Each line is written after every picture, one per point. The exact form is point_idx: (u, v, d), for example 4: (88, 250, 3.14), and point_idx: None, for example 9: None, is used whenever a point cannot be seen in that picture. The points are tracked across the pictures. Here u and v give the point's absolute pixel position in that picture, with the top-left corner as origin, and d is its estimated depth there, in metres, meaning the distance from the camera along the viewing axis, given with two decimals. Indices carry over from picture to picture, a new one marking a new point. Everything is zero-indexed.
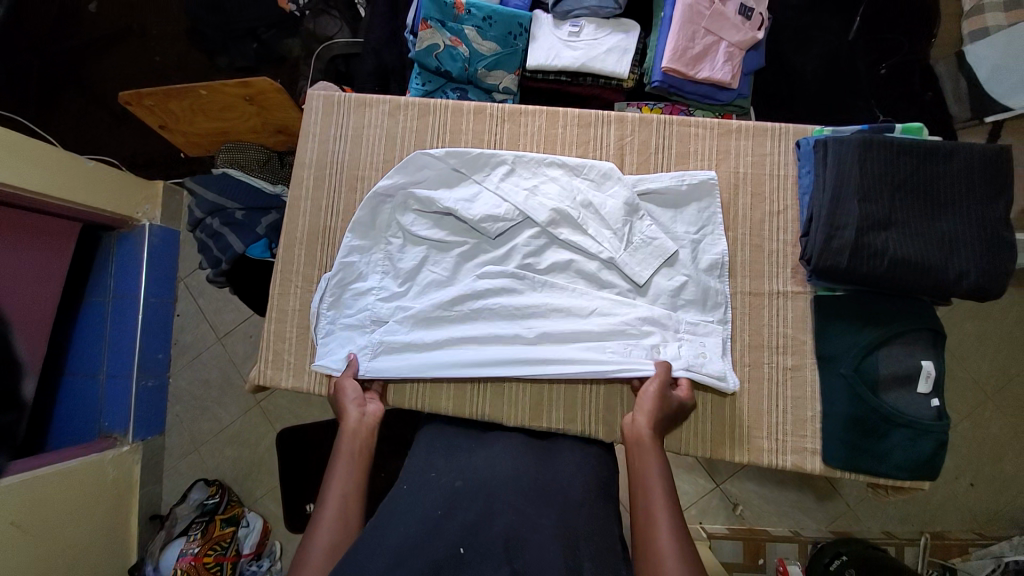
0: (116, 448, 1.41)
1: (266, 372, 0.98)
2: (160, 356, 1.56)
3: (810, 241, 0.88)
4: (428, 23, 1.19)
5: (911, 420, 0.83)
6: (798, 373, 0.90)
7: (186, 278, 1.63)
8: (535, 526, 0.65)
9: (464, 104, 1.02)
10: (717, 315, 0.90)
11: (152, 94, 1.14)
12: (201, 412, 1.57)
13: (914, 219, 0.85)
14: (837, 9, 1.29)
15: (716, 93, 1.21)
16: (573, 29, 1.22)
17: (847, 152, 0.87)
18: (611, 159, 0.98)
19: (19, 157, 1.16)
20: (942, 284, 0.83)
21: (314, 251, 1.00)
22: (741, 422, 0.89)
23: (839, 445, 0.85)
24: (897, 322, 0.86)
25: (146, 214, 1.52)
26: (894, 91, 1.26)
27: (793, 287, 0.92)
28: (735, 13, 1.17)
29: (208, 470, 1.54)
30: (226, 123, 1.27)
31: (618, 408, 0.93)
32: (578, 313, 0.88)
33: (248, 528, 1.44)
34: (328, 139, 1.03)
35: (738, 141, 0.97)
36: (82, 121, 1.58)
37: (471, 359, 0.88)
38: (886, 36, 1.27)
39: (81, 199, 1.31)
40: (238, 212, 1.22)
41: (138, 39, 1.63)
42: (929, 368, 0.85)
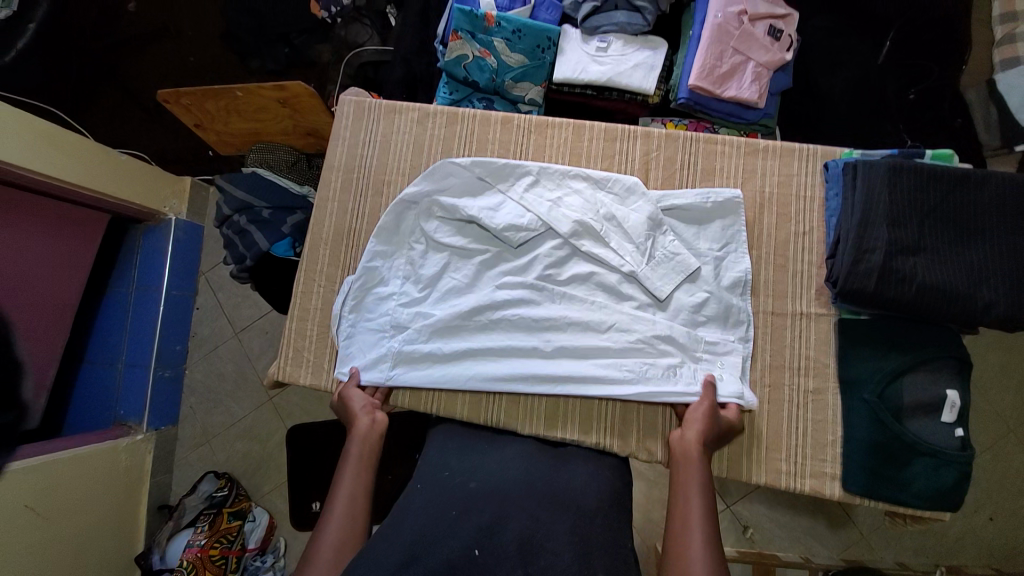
0: (129, 436, 1.43)
1: (286, 368, 0.99)
2: (178, 348, 1.58)
3: (836, 264, 0.87)
4: (459, 34, 1.21)
5: (934, 449, 0.81)
6: (819, 397, 0.89)
7: (208, 272, 1.66)
8: (549, 534, 0.66)
9: (493, 114, 1.04)
10: (739, 333, 0.90)
11: (190, 94, 1.17)
12: (214, 406, 1.59)
13: (943, 247, 0.84)
14: (865, 33, 1.29)
15: (741, 112, 1.22)
16: (601, 45, 1.23)
17: (877, 174, 0.86)
18: (637, 173, 0.99)
19: (54, 148, 1.20)
20: (970, 314, 0.82)
21: (338, 250, 1.02)
22: (759, 443, 0.88)
23: (860, 471, 0.84)
24: (922, 349, 0.84)
25: (172, 208, 1.56)
26: (922, 116, 1.25)
27: (816, 308, 0.92)
28: (764, 34, 1.18)
29: (218, 463, 1.56)
30: (259, 123, 1.30)
31: (635, 423, 0.91)
32: (596, 328, 0.88)
33: (254, 523, 1.44)
34: (358, 143, 1.06)
35: (764, 160, 0.97)
36: (116, 115, 1.63)
37: (487, 381, 0.88)
38: (915, 61, 1.26)
39: (112, 190, 1.34)
40: (265, 210, 1.23)
41: (175, 39, 1.68)
42: (953, 398, 0.83)
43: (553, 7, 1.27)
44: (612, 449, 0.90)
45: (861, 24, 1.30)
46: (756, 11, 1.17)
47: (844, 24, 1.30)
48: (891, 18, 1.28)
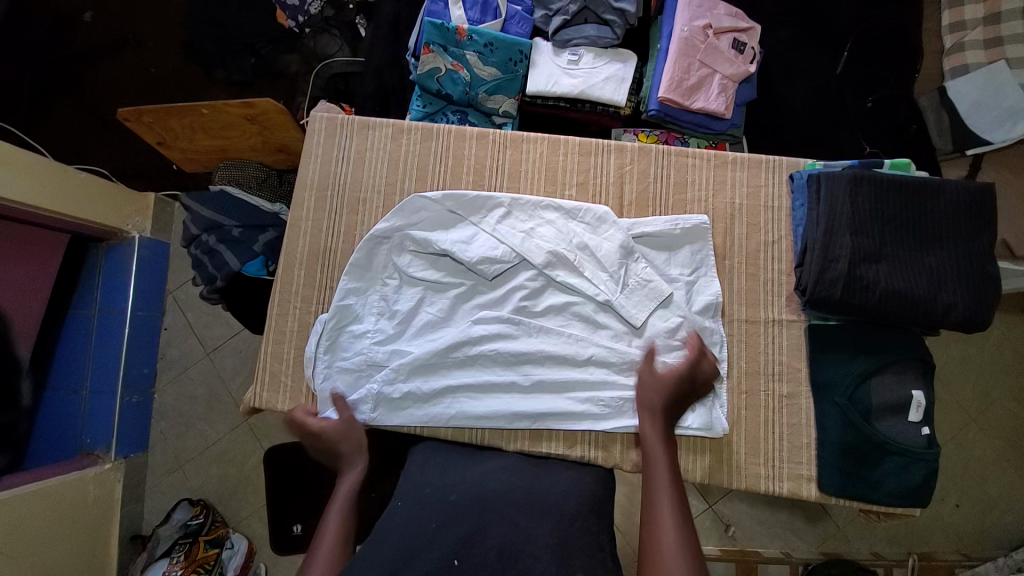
0: (97, 466, 1.37)
1: (262, 394, 0.97)
2: (145, 371, 1.53)
3: (805, 272, 0.90)
4: (431, 47, 1.20)
5: (903, 448, 0.85)
6: (793, 401, 0.92)
7: (175, 290, 1.60)
8: (530, 540, 0.66)
9: (467, 130, 1.04)
10: (712, 354, 0.91)
11: (153, 111, 1.14)
12: (186, 429, 1.54)
13: (903, 255, 0.88)
14: (824, 44, 1.34)
15: (710, 122, 1.24)
16: (573, 58, 1.25)
17: (839, 188, 0.89)
18: (611, 188, 1.00)
19: (7, 168, 1.15)
20: (931, 316, 0.86)
21: (313, 270, 1.00)
22: (738, 450, 0.90)
23: (835, 473, 0.87)
24: (887, 352, 0.88)
25: (135, 226, 1.50)
26: (881, 124, 1.30)
27: (788, 315, 0.95)
28: (729, 47, 1.21)
29: (193, 489, 1.50)
30: (226, 141, 1.27)
31: (617, 445, 0.91)
32: (573, 360, 0.90)
33: (232, 550, 1.40)
34: (330, 160, 1.04)
35: (733, 172, 1.00)
36: (72, 129, 1.56)
37: (466, 420, 0.89)
38: (872, 71, 1.32)
39: (70, 211, 1.29)
40: (236, 229, 1.20)
41: (134, 50, 1.62)
42: (919, 398, 0.87)
43: (524, 21, 1.27)
44: (593, 459, 0.91)
45: (820, 36, 1.35)
46: (720, 25, 1.21)
47: (804, 35, 1.35)
48: (848, 29, 1.34)
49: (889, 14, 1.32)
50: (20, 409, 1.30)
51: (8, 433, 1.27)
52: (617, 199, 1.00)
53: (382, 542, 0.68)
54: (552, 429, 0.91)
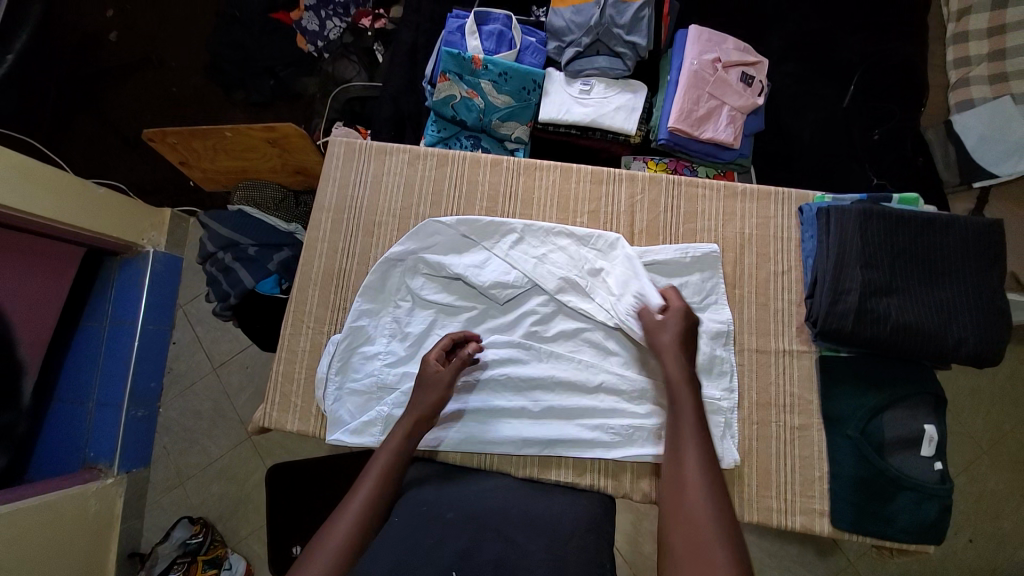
0: (99, 479, 1.37)
1: (272, 414, 0.97)
2: (152, 385, 1.53)
3: (816, 304, 0.91)
4: (446, 75, 1.24)
5: (916, 483, 0.84)
6: (805, 432, 0.91)
7: (185, 304, 1.62)
8: (525, 554, 0.68)
9: (481, 157, 1.06)
10: (722, 383, 0.91)
11: (176, 133, 1.17)
12: (190, 445, 1.54)
13: (912, 288, 0.89)
14: (830, 78, 1.37)
15: (718, 152, 1.27)
16: (584, 87, 1.28)
17: (848, 221, 0.91)
18: (623, 216, 1.02)
19: (29, 182, 1.18)
20: (942, 350, 0.86)
21: (327, 291, 1.02)
22: (748, 480, 0.90)
23: (847, 508, 0.86)
24: (898, 386, 0.88)
25: (151, 240, 1.53)
26: (888, 156, 1.32)
27: (798, 346, 0.95)
28: (738, 80, 1.25)
29: (194, 506, 1.49)
30: (247, 162, 1.30)
31: (628, 474, 0.91)
32: (583, 387, 0.91)
33: (231, 572, 1.39)
34: (347, 184, 1.07)
35: (743, 203, 1.01)
36: (94, 145, 1.60)
37: (474, 445, 0.89)
38: (879, 105, 1.34)
39: (89, 224, 1.32)
40: (252, 247, 1.23)
41: (157, 70, 1.68)
42: (931, 432, 0.86)
43: (538, 52, 1.31)
44: (602, 488, 0.90)
45: (827, 70, 1.38)
46: (729, 59, 1.24)
47: (811, 69, 1.38)
48: (854, 65, 1.37)
49: (897, 50, 1.35)
50: (20, 409, 1.29)
51: (8, 431, 1.28)
52: (628, 228, 1.01)
53: (379, 549, 0.67)
54: (561, 458, 0.90)
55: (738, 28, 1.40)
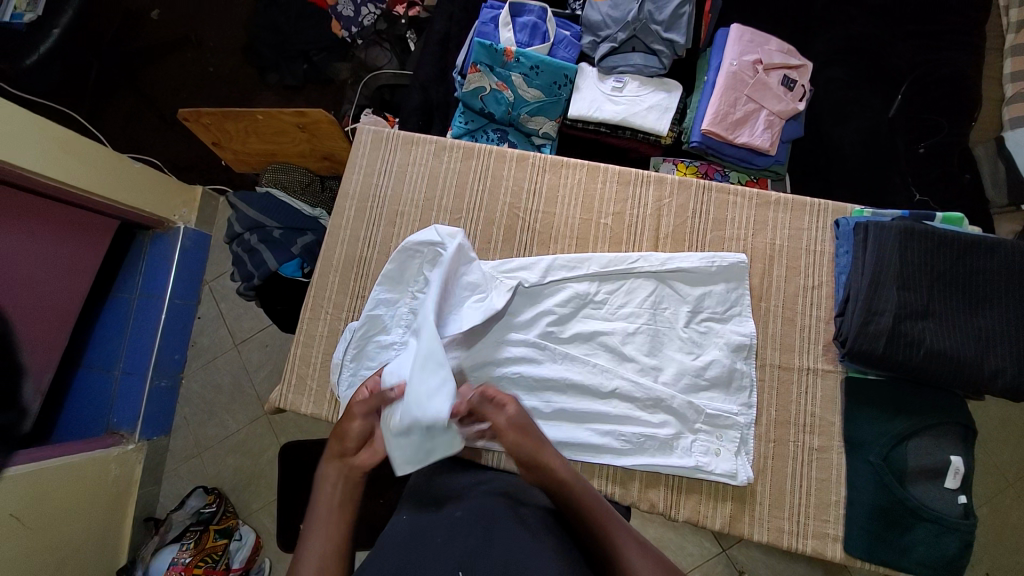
0: (120, 445, 1.41)
1: (287, 396, 0.99)
2: (176, 357, 1.58)
3: (847, 323, 0.88)
4: (478, 67, 1.23)
5: (936, 515, 0.80)
6: (824, 455, 0.88)
7: (212, 281, 1.65)
8: (538, 552, 0.62)
9: (507, 152, 1.05)
10: (741, 398, 0.89)
11: (210, 114, 1.20)
12: (208, 417, 1.58)
13: (952, 314, 0.84)
14: (878, 87, 1.31)
15: (753, 157, 1.22)
16: (618, 84, 1.25)
17: (887, 238, 0.87)
18: (648, 219, 0.99)
19: (66, 155, 1.22)
20: (977, 381, 0.82)
21: (347, 280, 1.02)
22: (760, 499, 0.87)
23: (862, 535, 0.83)
24: (927, 414, 0.84)
25: (182, 217, 1.56)
26: (931, 171, 1.26)
27: (823, 365, 0.91)
28: (778, 84, 1.20)
29: (209, 476, 1.54)
30: (276, 146, 1.32)
31: (636, 483, 0.90)
32: (597, 392, 0.89)
33: (241, 542, 1.42)
34: (372, 173, 1.07)
35: (776, 213, 0.98)
36: (132, 122, 1.65)
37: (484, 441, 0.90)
38: (924, 116, 1.28)
39: (123, 199, 1.35)
40: (277, 230, 1.24)
41: (194, 50, 1.71)
42: (958, 464, 0.83)
43: (571, 46, 1.28)
44: (609, 495, 0.89)
45: (874, 77, 1.32)
46: (771, 62, 1.20)
47: (857, 76, 1.32)
48: (903, 73, 1.31)
49: (945, 60, 1.29)
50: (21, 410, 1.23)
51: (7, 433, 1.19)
52: (653, 232, 0.99)
53: (388, 550, 0.66)
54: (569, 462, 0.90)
55: (781, 28, 1.35)
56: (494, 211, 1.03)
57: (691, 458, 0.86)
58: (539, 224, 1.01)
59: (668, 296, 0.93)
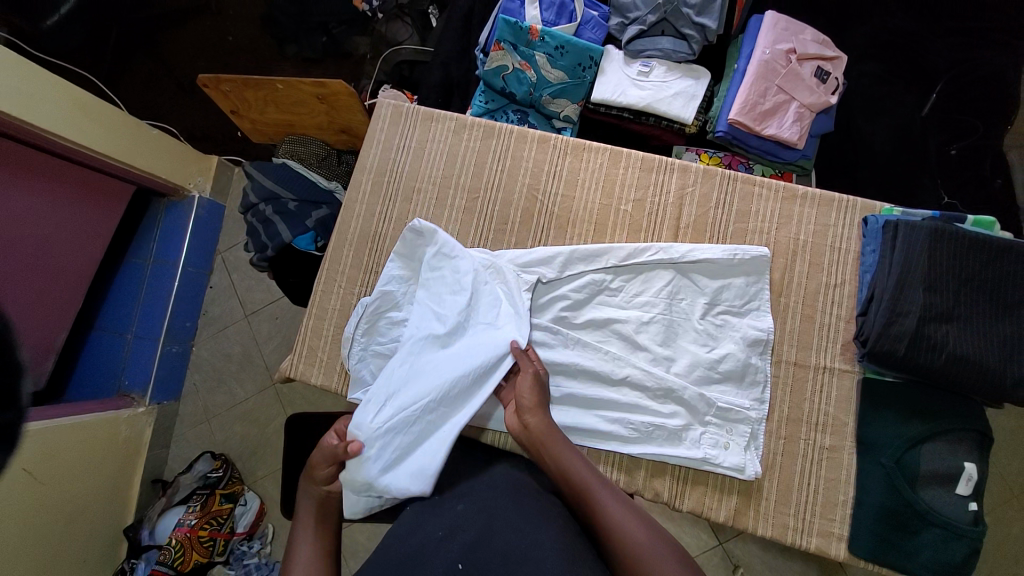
0: (131, 408, 1.44)
1: (298, 366, 1.00)
2: (188, 324, 1.59)
3: (868, 323, 0.86)
4: (501, 44, 1.21)
5: (945, 521, 0.79)
6: (835, 455, 0.87)
7: (225, 251, 1.66)
8: (535, 541, 0.63)
9: (529, 132, 1.03)
10: (753, 393, 0.88)
11: (230, 80, 1.19)
12: (217, 385, 1.60)
13: (977, 318, 0.82)
14: (913, 84, 1.27)
15: (778, 151, 1.19)
16: (643, 69, 1.22)
17: (917, 238, 0.84)
18: (669, 208, 0.97)
19: (85, 118, 1.22)
20: (999, 388, 0.80)
21: (361, 255, 1.02)
22: (767, 495, 0.87)
23: (868, 535, 0.82)
24: (943, 418, 0.83)
25: (196, 186, 1.56)
26: (962, 173, 1.23)
27: (840, 364, 0.90)
28: (811, 75, 1.16)
29: (216, 444, 1.56)
30: (294, 117, 1.31)
31: (642, 471, 0.90)
32: (608, 379, 0.88)
33: (245, 507, 1.46)
34: (391, 147, 1.05)
35: (802, 207, 0.95)
36: (150, 87, 1.64)
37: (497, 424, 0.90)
38: (959, 117, 1.24)
39: (140, 164, 1.35)
40: (292, 202, 1.23)
41: (214, 16, 1.69)
42: (970, 471, 0.82)
43: (598, 28, 1.25)
44: (614, 481, 0.90)
45: (909, 73, 1.27)
46: (805, 52, 1.16)
47: (892, 71, 1.28)
48: (941, 70, 1.26)
49: (985, 60, 1.25)
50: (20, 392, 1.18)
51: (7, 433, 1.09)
52: (674, 221, 0.97)
53: (393, 547, 0.69)
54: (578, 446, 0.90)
55: (817, 18, 1.30)
56: (512, 192, 1.01)
57: (699, 449, 0.85)
58: (557, 208, 1.00)
59: (686, 287, 0.92)
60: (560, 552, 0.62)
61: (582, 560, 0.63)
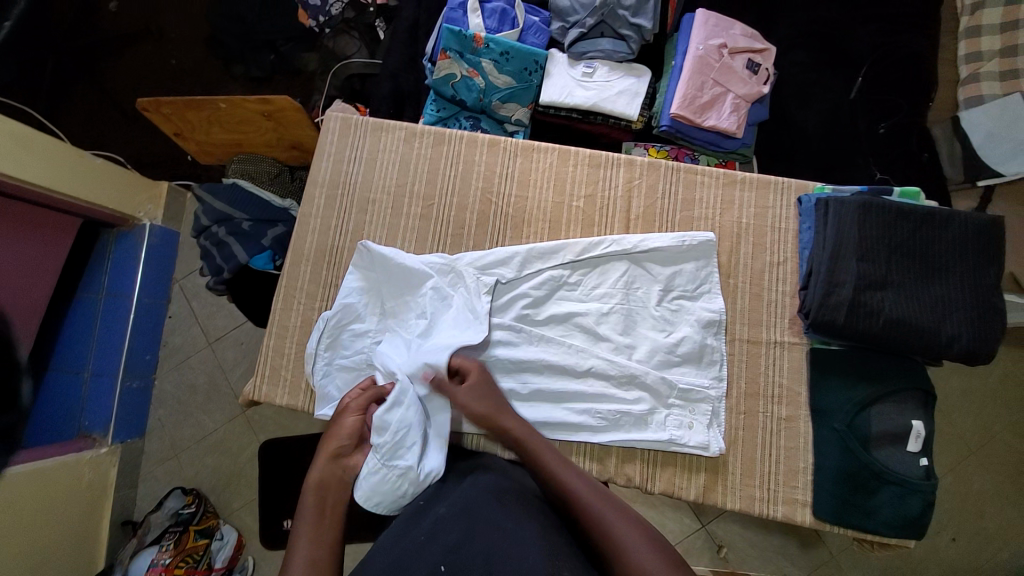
0: (93, 449, 1.38)
1: (262, 388, 0.98)
2: (147, 357, 1.54)
3: (808, 296, 0.91)
4: (447, 53, 1.22)
5: (900, 478, 0.84)
6: (791, 424, 0.91)
7: (182, 279, 1.61)
8: (517, 539, 0.64)
9: (479, 137, 1.05)
10: (712, 372, 0.91)
11: (171, 103, 1.16)
12: (185, 417, 1.54)
13: (908, 284, 0.88)
14: (840, 70, 1.35)
15: (720, 141, 1.25)
16: (587, 70, 1.26)
17: (847, 213, 0.90)
18: (619, 201, 1.01)
19: (24, 150, 1.17)
20: (934, 346, 0.86)
21: (319, 270, 1.01)
22: (734, 470, 0.90)
23: (829, 498, 0.87)
24: (888, 380, 0.88)
25: (147, 214, 1.52)
26: (894, 150, 1.30)
27: (789, 338, 0.94)
28: (744, 67, 1.22)
29: (187, 478, 1.51)
30: (243, 136, 1.29)
31: (613, 459, 0.92)
32: (573, 372, 0.90)
33: (222, 541, 1.41)
34: (342, 160, 1.05)
35: (742, 192, 1.00)
36: (91, 115, 1.58)
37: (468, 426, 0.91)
38: (885, 98, 1.32)
39: (84, 194, 1.31)
40: (246, 222, 1.21)
41: (155, 40, 1.65)
42: (918, 428, 0.87)
43: (541, 32, 1.28)
44: (589, 471, 0.91)
45: (835, 60, 1.35)
46: (736, 46, 1.22)
47: (820, 59, 1.35)
48: (863, 56, 1.34)
49: (904, 42, 1.33)
50: None
51: None
52: (624, 214, 1.00)
53: (376, 557, 0.67)
54: (549, 439, 0.91)
55: (746, 14, 1.37)
56: (467, 197, 1.03)
57: (665, 431, 0.88)
58: (512, 209, 1.02)
59: (641, 276, 0.95)
60: (540, 546, 0.63)
61: (561, 552, 0.64)
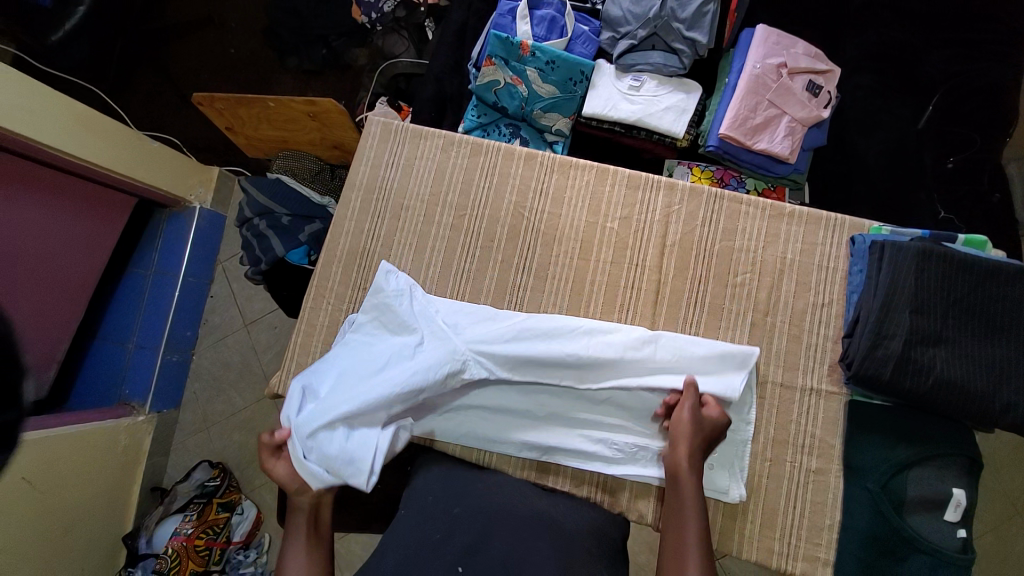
0: (132, 417, 1.45)
1: (286, 383, 1.00)
2: (188, 334, 1.60)
3: (854, 345, 0.85)
4: (493, 60, 1.20)
5: (932, 548, 0.77)
6: (821, 477, 0.86)
7: (224, 261, 1.67)
8: (531, 550, 0.65)
9: (516, 149, 1.04)
10: (741, 415, 0.86)
11: (224, 99, 1.20)
12: (216, 394, 1.61)
13: (965, 341, 0.81)
14: (909, 96, 1.25)
15: (771, 165, 1.18)
16: (634, 83, 1.22)
17: (903, 261, 0.83)
18: (655, 224, 0.97)
19: (87, 133, 1.24)
20: (988, 414, 0.79)
21: (350, 271, 1.03)
22: (755, 519, 0.85)
23: (853, 562, 0.81)
24: (932, 442, 0.82)
25: (198, 196, 1.58)
26: (959, 188, 1.21)
27: (827, 386, 0.89)
28: (803, 89, 1.16)
29: (214, 452, 1.57)
30: (288, 133, 1.32)
31: (625, 492, 0.90)
32: (590, 400, 0.87)
33: (242, 516, 1.45)
34: (380, 164, 1.06)
35: (789, 226, 0.95)
36: (153, 99, 1.66)
37: (478, 441, 0.90)
38: (955, 130, 1.23)
39: (142, 176, 1.37)
40: (286, 217, 1.25)
41: (216, 29, 1.72)
42: (959, 497, 0.80)
43: (589, 42, 1.25)
44: (599, 501, 0.90)
45: (906, 85, 1.26)
46: (797, 66, 1.15)
47: (888, 83, 1.26)
48: (936, 82, 1.24)
49: (984, 71, 1.23)
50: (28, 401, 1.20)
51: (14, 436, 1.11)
52: (660, 239, 0.97)
53: (386, 552, 0.68)
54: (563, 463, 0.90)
55: (811, 30, 1.29)
56: (499, 209, 1.01)
57: None
58: (543, 225, 1.00)
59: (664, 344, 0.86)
60: (548, 560, 0.64)
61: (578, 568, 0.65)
